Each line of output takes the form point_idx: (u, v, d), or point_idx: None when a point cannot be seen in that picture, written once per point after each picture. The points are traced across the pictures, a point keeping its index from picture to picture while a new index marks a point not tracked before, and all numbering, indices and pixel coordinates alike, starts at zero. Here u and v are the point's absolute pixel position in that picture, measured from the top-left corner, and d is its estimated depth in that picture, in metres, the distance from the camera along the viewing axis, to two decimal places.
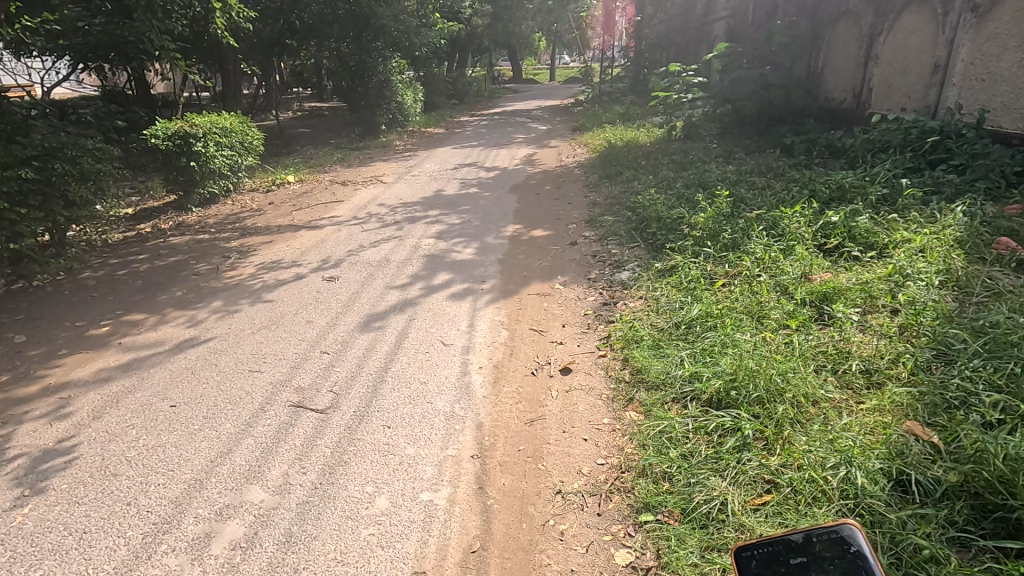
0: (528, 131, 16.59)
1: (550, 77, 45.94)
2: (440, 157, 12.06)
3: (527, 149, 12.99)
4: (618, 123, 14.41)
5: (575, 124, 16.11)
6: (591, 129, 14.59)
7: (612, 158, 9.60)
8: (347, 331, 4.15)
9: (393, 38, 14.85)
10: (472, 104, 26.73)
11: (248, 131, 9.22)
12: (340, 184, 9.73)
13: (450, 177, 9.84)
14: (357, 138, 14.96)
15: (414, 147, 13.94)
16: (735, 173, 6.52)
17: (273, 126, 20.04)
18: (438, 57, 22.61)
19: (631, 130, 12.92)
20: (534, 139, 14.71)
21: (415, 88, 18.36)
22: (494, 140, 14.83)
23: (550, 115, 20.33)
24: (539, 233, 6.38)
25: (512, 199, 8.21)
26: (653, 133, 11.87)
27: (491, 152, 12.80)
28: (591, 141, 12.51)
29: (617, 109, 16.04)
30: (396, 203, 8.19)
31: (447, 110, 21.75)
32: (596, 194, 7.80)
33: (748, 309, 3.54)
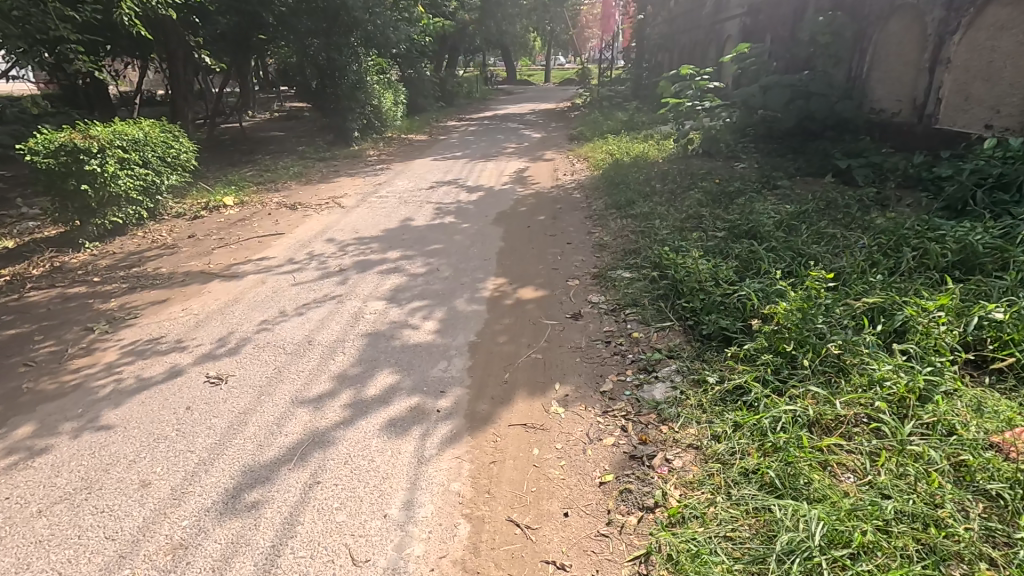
0: (521, 139, 14.91)
1: (545, 79, 44.26)
2: (417, 172, 10.34)
3: (518, 163, 11.28)
4: (622, 133, 12.70)
5: (573, 133, 14.42)
6: (592, 139, 12.89)
7: (619, 180, 7.91)
8: (197, 517, 2.44)
9: (368, 34, 13.12)
10: (461, 106, 24.96)
11: (170, 142, 7.49)
12: (289, 207, 7.99)
13: (424, 200, 8.14)
14: (326, 146, 13.24)
15: (390, 157, 12.21)
16: (793, 215, 4.84)
17: (241, 130, 18.25)
18: (424, 56, 20.90)
19: (638, 142, 11.23)
20: (526, 149, 13.00)
21: (397, 90, 16.59)
22: (482, 150, 13.13)
23: (546, 120, 18.67)
24: (528, 294, 4.69)
25: (496, 233, 6.52)
26: (665, 147, 10.19)
27: (477, 165, 11.07)
28: (592, 154, 10.81)
29: (620, 116, 14.35)
30: (350, 238, 6.47)
31: (433, 114, 20.05)
32: (603, 231, 6.11)
33: (918, 538, 1.88)
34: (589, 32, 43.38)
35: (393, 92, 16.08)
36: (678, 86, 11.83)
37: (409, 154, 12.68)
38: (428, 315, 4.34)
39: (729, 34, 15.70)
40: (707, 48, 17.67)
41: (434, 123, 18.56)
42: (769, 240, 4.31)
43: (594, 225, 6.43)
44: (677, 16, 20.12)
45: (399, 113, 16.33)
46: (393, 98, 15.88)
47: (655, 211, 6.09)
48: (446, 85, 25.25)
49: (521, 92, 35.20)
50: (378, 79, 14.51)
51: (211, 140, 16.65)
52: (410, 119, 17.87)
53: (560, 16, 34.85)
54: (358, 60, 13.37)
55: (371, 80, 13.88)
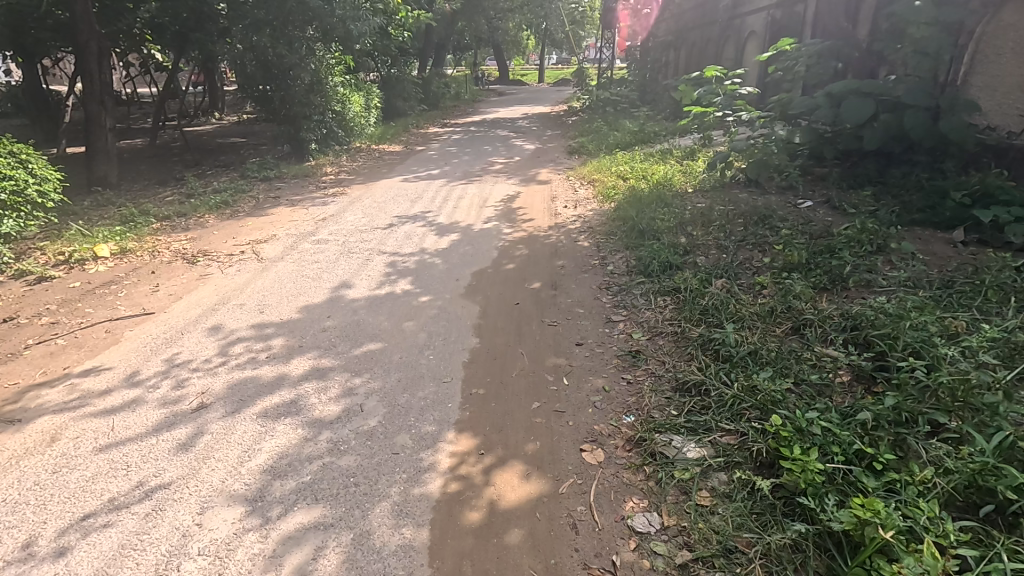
0: (511, 150, 12.82)
1: (538, 79, 41.95)
2: (377, 200, 8.10)
3: (507, 186, 9.07)
4: (633, 149, 10.50)
5: (572, 145, 12.20)
6: (596, 156, 10.69)
7: (644, 222, 5.76)
8: None
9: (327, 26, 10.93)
10: (446, 110, 22.65)
11: (4, 172, 5.24)
12: (185, 260, 5.76)
13: (376, 250, 5.94)
14: (279, 160, 11.03)
15: (351, 177, 9.99)
16: (989, 342, 2.75)
17: (192, 139, 15.96)
18: (403, 52, 18.68)
19: (656, 162, 9.05)
20: (518, 165, 10.80)
21: (364, 91, 14.31)
22: (465, 166, 10.90)
23: (541, 127, 16.58)
24: (511, 493, 2.54)
25: (471, 316, 4.34)
26: (693, 169, 8.01)
27: (455, 190, 8.86)
28: (599, 177, 8.61)
29: (626, 126, 12.16)
30: (248, 325, 4.28)
31: (413, 118, 17.89)
32: (631, 325, 3.98)
33: None
34: (586, 31, 41.14)
35: (361, 95, 13.80)
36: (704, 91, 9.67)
37: (375, 172, 10.45)
38: (315, 565, 2.18)
39: (754, 31, 13.57)
40: (725, 48, 15.56)
41: (413, 130, 16.28)
42: (989, 420, 2.22)
43: (615, 308, 4.30)
44: (688, 12, 17.95)
45: (370, 119, 14.06)
46: (361, 102, 13.62)
47: (711, 296, 3.97)
48: (428, 86, 22.91)
49: (513, 93, 32.92)
50: (344, 81, 12.28)
51: (151, 149, 14.31)
52: (385, 125, 15.65)
53: (554, 13, 32.71)
54: (317, 58, 11.07)
55: (334, 82, 11.61)
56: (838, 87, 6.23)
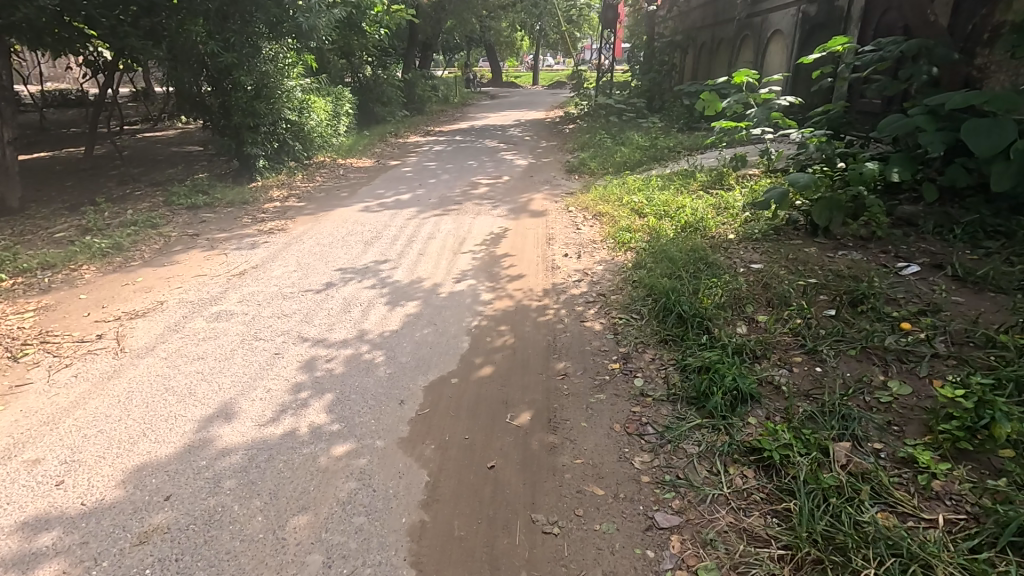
0: (500, 166, 11.06)
1: (532, 81, 40.09)
2: (321, 242, 6.26)
3: (490, 219, 7.25)
4: (645, 171, 8.71)
5: (571, 162, 10.37)
6: (600, 178, 8.88)
7: (683, 298, 3.96)
8: None
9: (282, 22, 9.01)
10: (431, 116, 20.75)
11: None
12: (7, 352, 3.90)
13: (293, 334, 4.10)
14: (221, 179, 9.20)
15: (302, 204, 8.17)
16: None
17: (140, 149, 14.13)
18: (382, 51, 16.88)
19: (677, 190, 7.26)
20: (506, 187, 8.99)
21: (325, 96, 12.36)
22: (443, 188, 9.07)
23: (535, 136, 14.83)
24: None
25: (409, 502, 2.54)
26: (729, 205, 6.24)
27: (425, 224, 7.03)
28: (607, 211, 6.81)
29: (634, 141, 10.36)
30: (16, 523, 2.44)
31: (392, 126, 16.10)
32: (694, 550, 2.20)
33: None
34: (582, 32, 39.25)
35: (322, 101, 11.87)
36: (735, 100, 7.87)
37: (333, 196, 8.62)
38: None
39: (781, 28, 11.74)
40: (745, 50, 13.73)
41: (389, 141, 14.39)
42: None
43: (658, 490, 2.52)
44: (699, 9, 16.24)
45: (338, 128, 12.24)
46: (323, 109, 11.70)
47: (841, 499, 2.23)
48: (411, 89, 20.99)
49: (505, 97, 31.05)
50: (303, 85, 10.33)
51: (86, 162, 12.41)
52: (359, 135, 13.85)
53: (549, 11, 31.07)
54: (267, 57, 9.11)
55: (292, 87, 9.74)
56: (944, 102, 4.48)
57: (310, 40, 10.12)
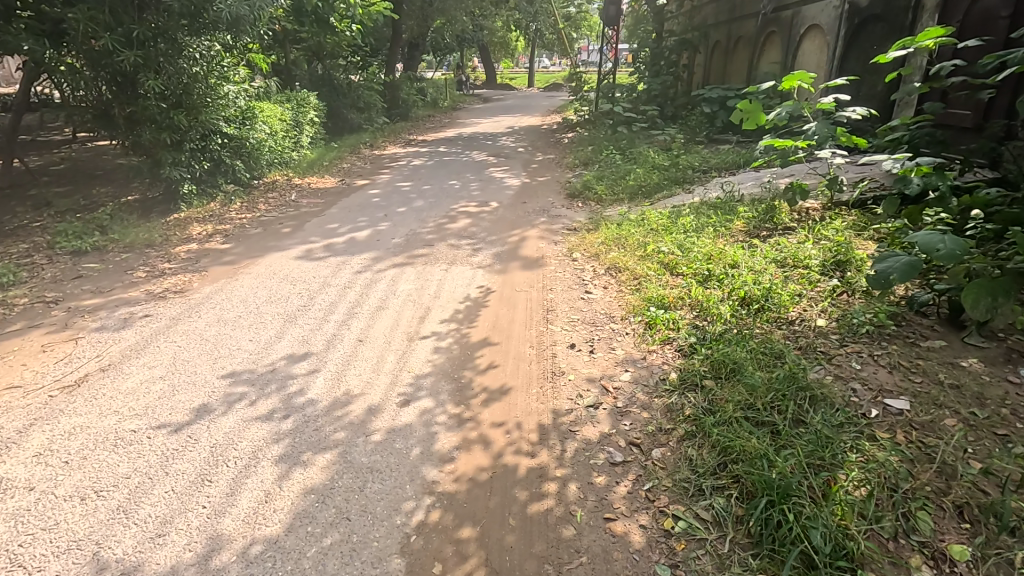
0: (487, 185, 9.26)
1: (527, 83, 38.34)
2: (225, 315, 4.42)
3: (467, 271, 5.44)
4: (670, 203, 6.92)
5: (572, 185, 8.57)
6: (611, 211, 7.08)
7: (799, 504, 2.12)
8: None
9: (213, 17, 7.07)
10: (416, 122, 18.91)
11: None
12: None
13: (81, 555, 2.26)
14: (136, 208, 7.35)
15: (227, 244, 6.34)
16: None
17: (74, 162, 12.26)
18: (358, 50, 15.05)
19: (718, 234, 5.47)
20: (492, 218, 7.18)
21: (280, 103, 10.51)
22: (413, 220, 7.27)
23: (530, 147, 13.07)
24: None
25: None
26: (801, 266, 4.47)
27: (378, 279, 5.20)
28: (627, 266, 5.00)
29: (649, 157, 8.55)
30: None
31: (369, 134, 14.30)
32: None
33: None
34: (579, 32, 37.52)
35: (271, 106, 9.96)
36: (787, 112, 6.07)
37: (273, 231, 6.80)
38: None
39: (817, 22, 9.96)
40: (769, 48, 11.96)
41: (363, 152, 12.59)
42: None
43: None
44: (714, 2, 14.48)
45: (293, 142, 10.40)
46: (275, 118, 9.83)
47: None
48: (394, 92, 19.15)
49: (498, 100, 29.26)
50: (243, 89, 8.44)
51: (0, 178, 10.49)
52: (327, 146, 12.04)
53: (546, 8, 29.28)
54: (193, 57, 7.12)
55: (228, 94, 7.83)
56: None
57: (247, 32, 8.14)
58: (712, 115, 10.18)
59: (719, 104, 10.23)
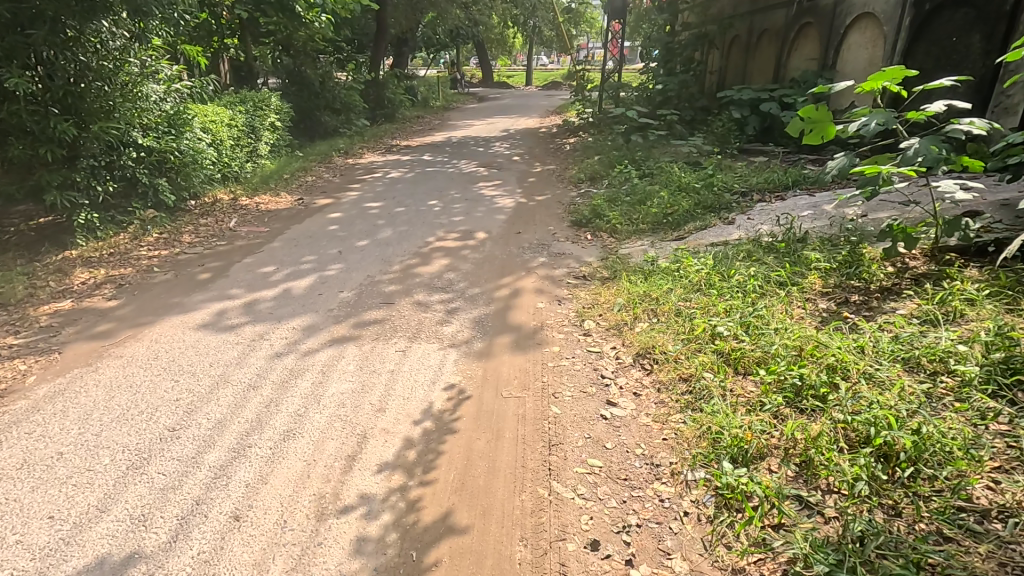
0: (474, 206, 7.67)
1: (525, 82, 36.67)
2: (33, 454, 2.77)
3: (434, 351, 3.83)
4: (709, 243, 5.32)
5: (578, 210, 6.97)
6: (631, 253, 5.50)
7: None
8: None
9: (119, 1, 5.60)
10: (403, 124, 17.25)
11: None
12: None
13: None
14: (14, 240, 5.67)
15: (116, 299, 4.69)
16: None
17: None
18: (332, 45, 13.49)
19: (790, 303, 3.85)
20: (478, 259, 5.57)
21: (229, 107, 8.94)
22: (375, 258, 5.65)
23: (526, 155, 11.47)
24: None
25: None
26: (946, 373, 2.83)
27: (301, 370, 3.58)
28: (666, 356, 3.41)
29: (673, 175, 6.96)
30: None
31: (345, 139, 12.67)
32: None
33: None
34: (578, 28, 35.85)
35: (211, 108, 8.33)
36: (864, 129, 4.46)
37: (186, 278, 5.17)
38: None
39: (869, 11, 8.36)
40: (803, 43, 10.35)
41: (335, 161, 10.98)
42: None
43: None
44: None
45: (242, 154, 8.80)
46: (218, 123, 8.22)
47: None
48: (379, 91, 17.51)
49: (495, 99, 27.58)
50: (173, 90, 6.93)
51: None
52: (292, 156, 10.42)
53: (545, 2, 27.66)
54: (89, 44, 5.63)
55: (141, 94, 6.29)
56: None
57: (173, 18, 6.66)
58: (742, 120, 8.74)
59: (749, 108, 8.82)
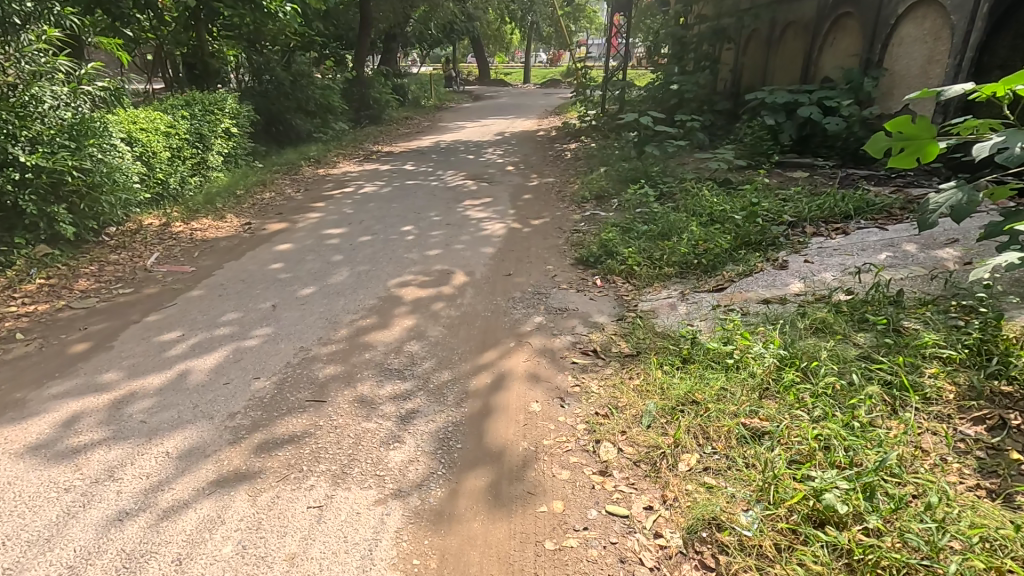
0: (457, 233, 6.32)
1: (524, 80, 35.20)
2: None
3: (368, 507, 2.46)
4: (762, 302, 4.01)
5: (584, 243, 5.62)
6: (659, 314, 4.16)
7: None
8: None
9: None
10: (389, 127, 15.88)
11: None
12: None
13: None
14: None
15: None
16: None
17: None
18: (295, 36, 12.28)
19: (921, 432, 2.50)
20: (453, 319, 4.21)
21: (169, 113, 7.59)
22: (319, 315, 4.30)
23: (522, 165, 10.12)
24: None
25: None
26: None
27: (140, 560, 2.19)
28: (743, 549, 2.05)
29: (701, 199, 5.63)
30: None
31: (320, 146, 11.32)
32: None
33: None
34: (578, 24, 34.45)
35: (139, 114, 6.99)
36: (1005, 157, 2.94)
37: (53, 351, 3.80)
38: None
39: None
40: (841, 34, 8.97)
41: (303, 172, 9.63)
42: None
43: None
44: None
45: (183, 169, 7.42)
46: (151, 133, 6.86)
47: None
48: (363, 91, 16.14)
49: (491, 98, 26.16)
50: (82, 94, 5.60)
51: None
52: (252, 168, 9.06)
53: None
54: None
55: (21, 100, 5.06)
56: None
57: None
58: (776, 128, 7.39)
59: (785, 112, 7.56)
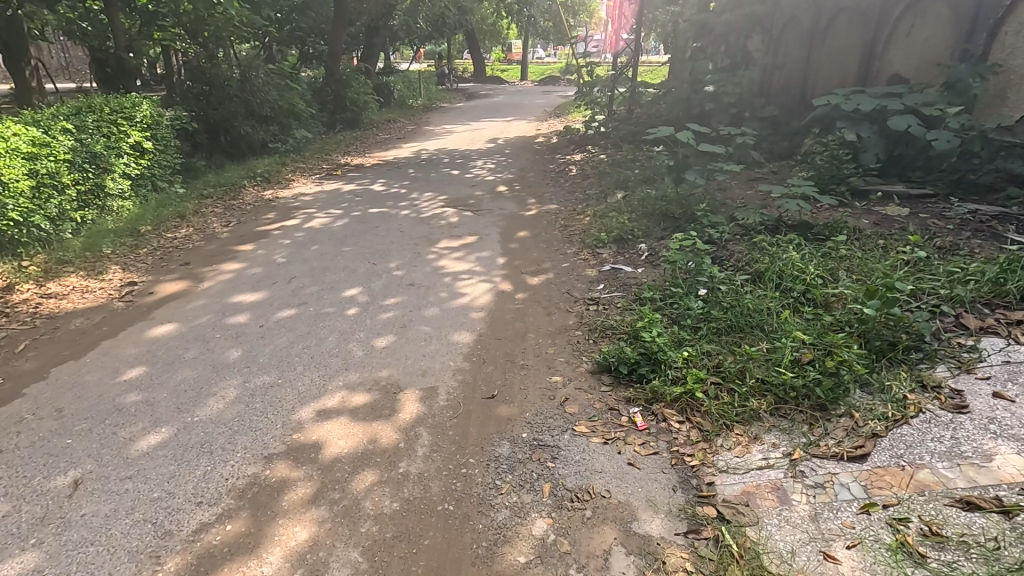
0: (422, 301, 4.44)
1: (521, 77, 33.17)
2: None
3: None
4: (963, 510, 2.16)
5: (608, 330, 3.74)
6: (762, 517, 2.27)
7: None
8: None
9: None
10: (367, 131, 13.92)
11: None
12: None
13: None
14: None
15: None
16: None
17: None
18: (248, 26, 10.29)
19: None
20: (389, 523, 2.33)
21: (42, 128, 5.64)
22: (146, 511, 2.40)
23: (516, 184, 8.23)
24: None
25: None
26: None
27: None
28: None
29: (783, 265, 3.75)
30: None
31: (273, 159, 9.41)
32: None
33: None
34: (578, 18, 32.51)
35: None
36: None
37: None
38: None
39: None
40: (922, 19, 7.08)
41: (242, 196, 7.69)
42: None
43: None
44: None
45: (57, 204, 5.48)
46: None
47: None
48: (339, 89, 14.18)
49: (484, 96, 24.13)
50: None
51: None
52: (172, 194, 7.13)
53: None
54: None
55: None
56: None
57: None
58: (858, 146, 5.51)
59: (866, 124, 5.69)
